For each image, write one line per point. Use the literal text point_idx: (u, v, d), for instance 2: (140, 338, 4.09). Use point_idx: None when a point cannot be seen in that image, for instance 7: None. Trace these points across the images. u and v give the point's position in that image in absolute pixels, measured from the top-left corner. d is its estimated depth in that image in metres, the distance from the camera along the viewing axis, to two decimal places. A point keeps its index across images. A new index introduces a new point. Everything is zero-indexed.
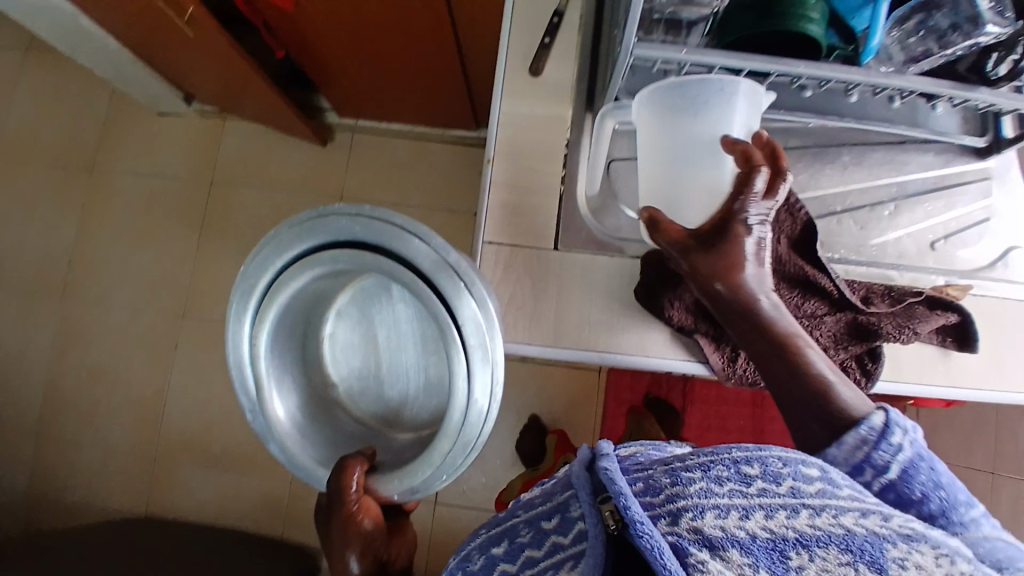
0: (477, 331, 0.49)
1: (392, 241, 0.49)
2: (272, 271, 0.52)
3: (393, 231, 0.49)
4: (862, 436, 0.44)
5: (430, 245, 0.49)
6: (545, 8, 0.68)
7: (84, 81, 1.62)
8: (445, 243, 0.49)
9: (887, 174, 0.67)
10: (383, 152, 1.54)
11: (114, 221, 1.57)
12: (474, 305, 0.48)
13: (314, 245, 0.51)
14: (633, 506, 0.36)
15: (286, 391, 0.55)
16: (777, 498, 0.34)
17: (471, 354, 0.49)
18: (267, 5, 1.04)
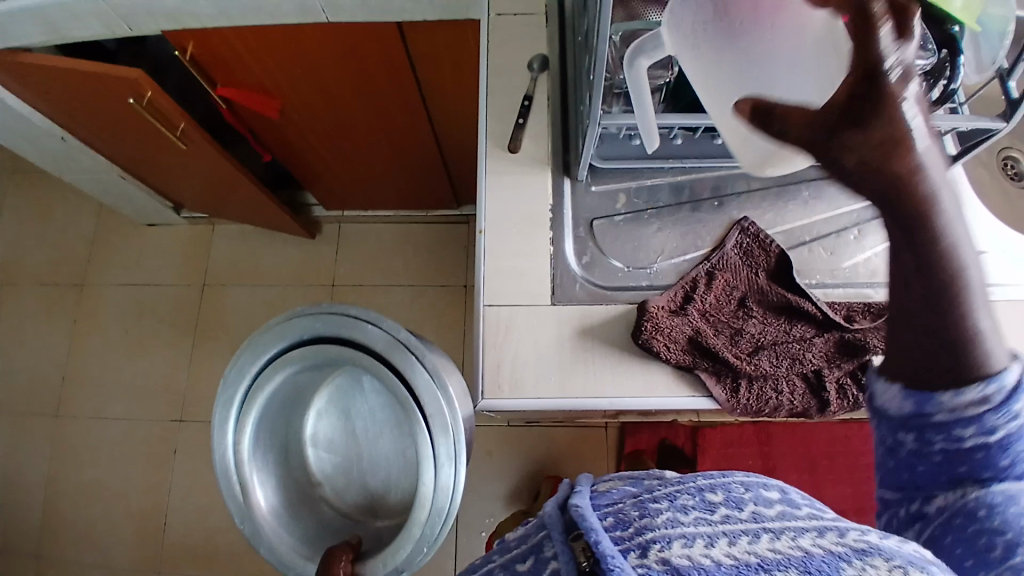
0: (434, 400, 0.55)
1: (350, 331, 0.57)
2: (249, 377, 0.57)
3: (350, 321, 0.57)
4: (985, 393, 0.36)
5: (382, 327, 0.57)
6: (516, 93, 0.75)
7: (76, 202, 1.69)
8: (394, 324, 0.57)
9: (847, 203, 0.71)
10: (370, 239, 1.60)
11: (106, 334, 1.59)
12: (427, 373, 0.55)
13: (285, 346, 0.57)
14: (604, 540, 0.38)
15: (272, 490, 0.58)
16: (740, 523, 0.36)
17: (431, 422, 0.55)
18: (253, 116, 1.12)
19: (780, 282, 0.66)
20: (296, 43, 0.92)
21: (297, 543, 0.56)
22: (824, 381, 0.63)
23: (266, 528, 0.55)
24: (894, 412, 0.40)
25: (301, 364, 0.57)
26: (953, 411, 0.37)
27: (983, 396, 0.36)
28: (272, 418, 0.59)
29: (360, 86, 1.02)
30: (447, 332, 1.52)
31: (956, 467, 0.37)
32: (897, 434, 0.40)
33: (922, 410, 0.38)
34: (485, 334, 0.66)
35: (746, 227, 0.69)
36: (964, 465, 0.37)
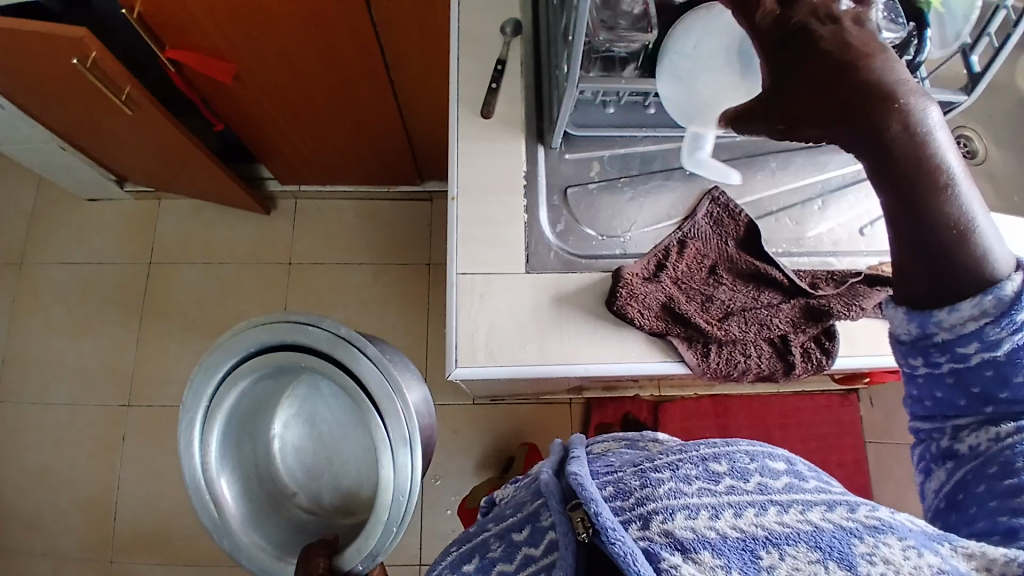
0: (383, 389, 0.56)
1: (293, 335, 0.57)
2: (206, 398, 0.58)
3: (288, 326, 0.58)
4: (981, 309, 0.38)
5: (324, 327, 0.57)
6: (489, 57, 0.73)
7: (6, 174, 1.57)
8: (334, 321, 0.58)
9: (811, 174, 0.73)
10: (330, 215, 1.54)
11: (46, 316, 1.49)
12: (371, 363, 0.56)
13: (235, 362, 0.58)
14: (604, 511, 0.40)
15: (242, 498, 0.59)
16: (745, 495, 0.39)
17: (383, 409, 0.56)
18: (204, 81, 1.05)
19: (750, 250, 0.67)
20: (252, 5, 0.87)
21: (271, 547, 0.57)
22: (790, 345, 0.65)
23: (244, 540, 0.57)
24: (904, 336, 0.43)
25: (261, 374, 0.59)
26: (953, 329, 0.39)
27: (978, 311, 0.38)
28: (236, 434, 0.60)
29: (320, 49, 0.97)
30: (411, 311, 1.49)
31: (969, 388, 0.40)
32: (909, 358, 0.42)
33: (924, 332, 0.40)
34: (458, 301, 0.65)
35: (717, 196, 0.69)
36: (990, 404, 0.39)
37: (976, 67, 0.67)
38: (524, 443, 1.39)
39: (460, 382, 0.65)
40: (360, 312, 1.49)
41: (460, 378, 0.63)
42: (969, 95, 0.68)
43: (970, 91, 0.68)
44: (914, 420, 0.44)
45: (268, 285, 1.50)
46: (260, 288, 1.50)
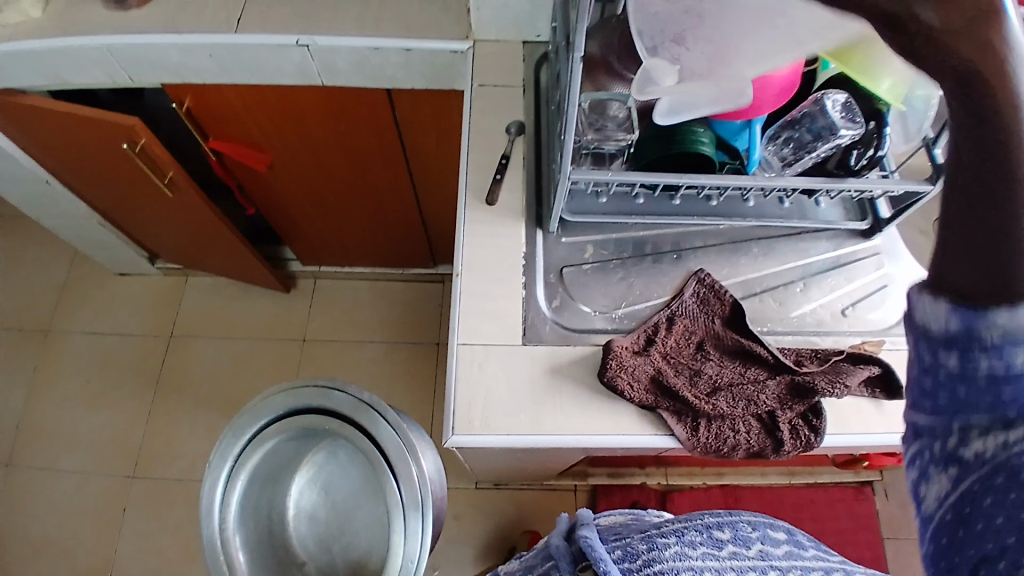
0: (400, 452, 0.58)
1: (319, 399, 0.60)
2: (232, 459, 0.59)
3: (315, 390, 0.60)
4: None
5: (347, 392, 0.60)
6: (494, 152, 0.81)
7: (50, 250, 1.69)
8: (357, 387, 0.61)
9: (793, 259, 0.78)
10: (346, 294, 1.62)
11: (66, 385, 1.54)
12: (390, 428, 0.59)
13: (263, 424, 0.60)
14: (612, 569, 0.46)
15: (255, 563, 0.58)
16: (748, 560, 0.47)
17: (396, 472, 0.57)
18: (239, 168, 1.16)
19: (736, 328, 0.71)
20: (285, 102, 0.99)
21: None
22: (778, 421, 0.66)
23: None
24: (932, 329, 0.29)
25: (288, 435, 0.60)
26: (1018, 327, 0.26)
27: None
28: (255, 497, 0.60)
29: (342, 143, 1.08)
30: (419, 389, 1.51)
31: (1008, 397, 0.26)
32: (936, 350, 0.29)
33: (967, 329, 0.27)
34: (458, 372, 0.69)
35: (703, 277, 0.74)
36: None
37: (940, 159, 0.67)
38: (527, 530, 1.35)
39: (456, 450, 0.67)
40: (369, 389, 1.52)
41: (456, 445, 0.66)
42: (934, 185, 0.67)
43: (935, 181, 0.67)
44: (911, 412, 0.31)
45: (281, 361, 1.55)
46: (273, 363, 1.55)
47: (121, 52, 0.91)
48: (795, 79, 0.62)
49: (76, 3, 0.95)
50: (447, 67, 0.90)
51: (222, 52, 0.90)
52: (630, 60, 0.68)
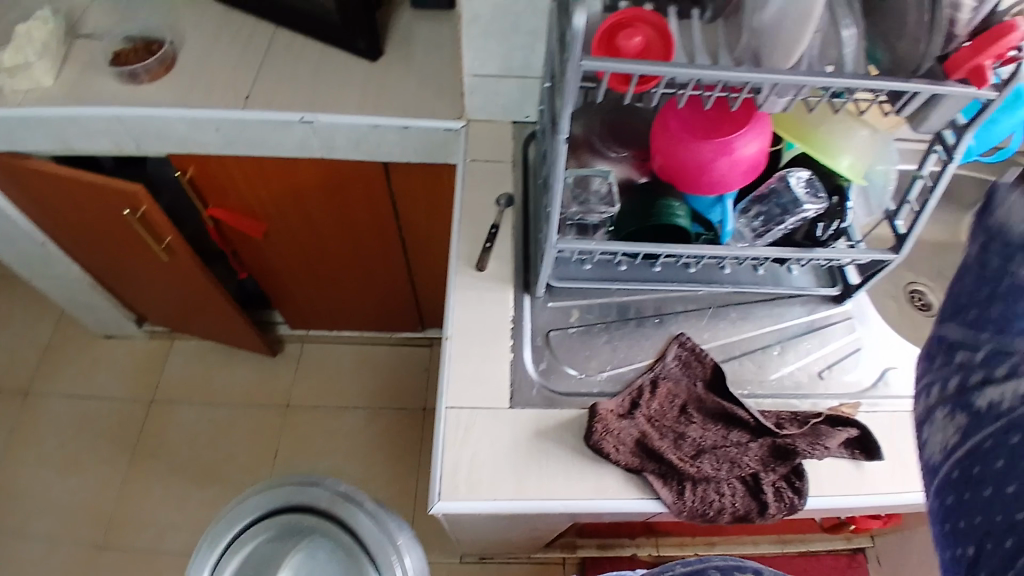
0: (376, 538, 0.69)
1: (300, 496, 0.71)
2: (220, 558, 0.67)
3: (294, 490, 0.71)
4: None
5: (326, 487, 0.72)
6: (484, 222, 0.85)
7: (37, 310, 1.69)
8: (335, 483, 0.72)
9: (769, 324, 0.81)
10: (333, 360, 1.62)
11: (40, 449, 1.50)
12: (367, 516, 0.70)
13: (248, 523, 0.69)
14: None
15: None
16: None
17: (373, 554, 0.68)
18: (237, 235, 1.20)
19: (718, 392, 0.73)
20: (286, 174, 1.05)
21: None
22: (761, 483, 0.67)
23: None
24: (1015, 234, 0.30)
25: (269, 533, 0.69)
26: None
27: None
28: None
29: (338, 211, 1.12)
30: (403, 457, 1.49)
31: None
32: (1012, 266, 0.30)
33: None
34: (445, 435, 0.70)
35: (684, 340, 0.77)
36: None
37: (902, 230, 0.71)
38: None
39: (441, 517, 0.67)
40: (352, 457, 1.49)
41: (442, 513, 0.66)
42: (897, 254, 0.72)
43: (898, 251, 0.71)
44: (947, 322, 0.33)
45: (264, 427, 1.53)
46: (255, 429, 1.53)
47: (130, 123, 0.96)
48: (763, 157, 0.67)
49: (91, 75, 1.00)
50: (441, 143, 0.96)
51: (228, 126, 0.96)
52: (611, 139, 0.76)
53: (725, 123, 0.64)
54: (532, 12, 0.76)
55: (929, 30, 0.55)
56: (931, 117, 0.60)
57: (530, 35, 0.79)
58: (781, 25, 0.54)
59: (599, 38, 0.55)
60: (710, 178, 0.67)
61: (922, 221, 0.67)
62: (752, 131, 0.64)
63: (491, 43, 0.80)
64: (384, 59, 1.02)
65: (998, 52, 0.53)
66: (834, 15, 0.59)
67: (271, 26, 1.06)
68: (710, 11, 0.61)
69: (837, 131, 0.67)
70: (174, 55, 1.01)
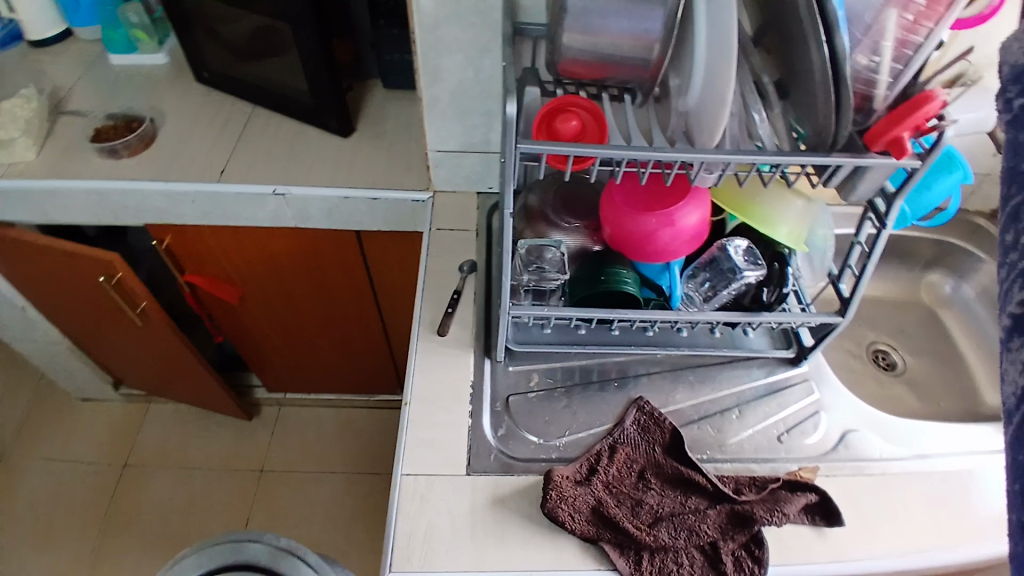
0: None
1: (237, 553, 0.63)
2: None
3: (230, 545, 0.64)
4: None
5: (265, 542, 0.64)
6: (448, 288, 0.87)
7: (14, 375, 1.67)
8: (274, 535, 0.65)
9: (728, 387, 0.82)
10: (310, 424, 1.60)
11: (3, 520, 1.45)
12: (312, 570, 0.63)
13: None
14: None
15: None
16: None
17: None
18: (214, 300, 1.22)
19: (676, 456, 0.73)
20: (262, 241, 1.07)
21: None
22: (720, 552, 0.66)
23: None
24: None
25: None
26: None
27: None
28: None
29: (314, 275, 1.14)
30: (378, 523, 1.45)
31: None
32: None
33: None
34: (400, 504, 0.69)
35: (642, 404, 0.77)
36: None
37: (845, 293, 0.74)
38: None
39: None
40: (326, 526, 1.44)
41: None
42: (842, 318, 0.73)
43: (843, 314, 0.73)
44: None
45: (237, 494, 1.49)
46: (227, 497, 1.48)
47: (110, 195, 0.99)
48: (704, 227, 0.70)
49: (74, 150, 1.04)
50: (410, 213, 1.00)
51: (204, 198, 0.99)
52: (562, 210, 0.79)
53: (664, 197, 0.69)
54: (486, 95, 0.82)
55: (837, 109, 0.57)
56: (860, 187, 0.62)
57: (487, 115, 0.84)
58: (703, 109, 0.60)
59: (539, 124, 0.61)
60: (655, 247, 0.70)
61: (863, 285, 0.69)
62: (690, 203, 0.68)
63: (452, 121, 0.85)
64: (356, 135, 1.07)
65: (914, 124, 0.55)
66: (744, 101, 0.66)
67: (251, 105, 1.12)
68: (640, 96, 0.71)
69: (773, 202, 0.70)
70: (155, 132, 1.06)
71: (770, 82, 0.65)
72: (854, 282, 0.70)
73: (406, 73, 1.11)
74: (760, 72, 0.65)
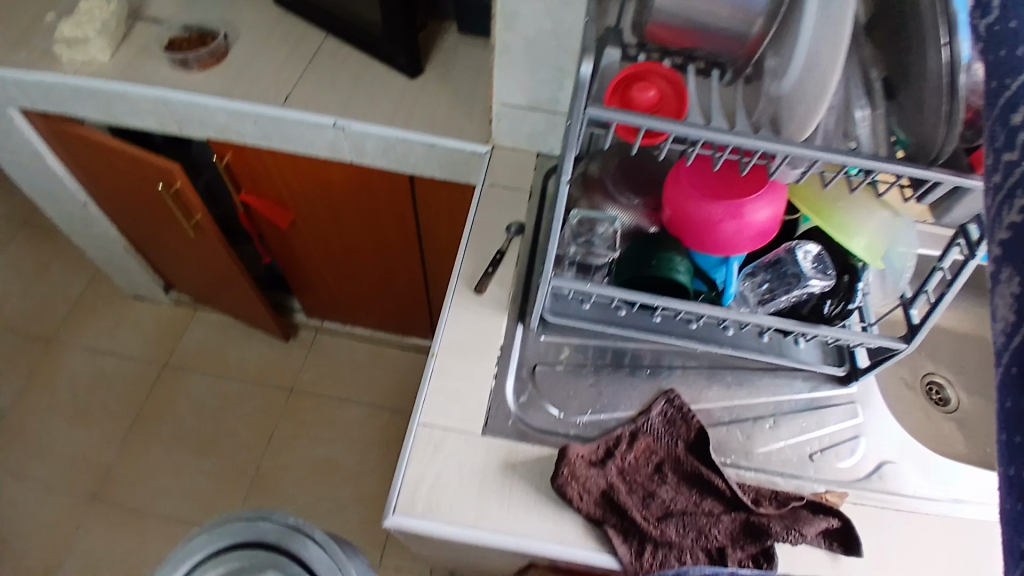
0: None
1: (239, 532, 0.57)
2: None
3: (239, 524, 0.57)
4: None
5: (270, 521, 0.57)
6: (492, 246, 0.85)
7: (76, 262, 1.77)
8: (280, 512, 0.58)
9: (766, 394, 0.78)
10: (342, 353, 1.64)
11: (52, 395, 1.56)
12: (319, 548, 0.57)
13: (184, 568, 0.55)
14: None
15: None
16: None
17: None
18: (266, 222, 1.25)
19: (698, 455, 0.71)
20: (318, 171, 1.07)
21: None
22: (727, 559, 0.64)
23: None
24: None
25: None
26: None
27: None
28: None
29: (364, 211, 1.14)
30: (391, 460, 1.49)
31: None
32: None
33: None
34: (413, 451, 0.69)
35: (672, 397, 0.74)
36: None
37: (914, 320, 0.68)
38: None
39: (393, 531, 0.66)
40: (342, 454, 1.50)
41: (394, 526, 0.65)
42: (907, 344, 0.68)
43: (909, 341, 0.67)
44: None
45: (266, 407, 1.55)
46: (257, 409, 1.55)
47: (175, 106, 1.01)
48: (774, 225, 0.65)
49: (147, 57, 1.05)
50: (465, 164, 0.97)
51: (265, 121, 0.99)
52: (623, 185, 0.75)
53: (737, 187, 0.64)
54: (562, 51, 0.77)
55: (947, 119, 0.51)
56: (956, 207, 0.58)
57: (559, 71, 0.80)
58: (798, 98, 0.56)
59: (613, 88, 0.58)
60: (717, 239, 0.66)
61: (937, 314, 0.63)
62: (764, 197, 0.63)
63: (522, 74, 0.81)
64: (422, 76, 1.04)
65: None
66: (847, 96, 0.59)
67: (322, 32, 1.10)
68: (729, 74, 0.64)
69: (855, 208, 0.65)
70: (226, 49, 1.06)
71: (879, 78, 0.59)
72: (927, 308, 0.64)
73: (483, 16, 1.06)
74: (869, 65, 0.60)
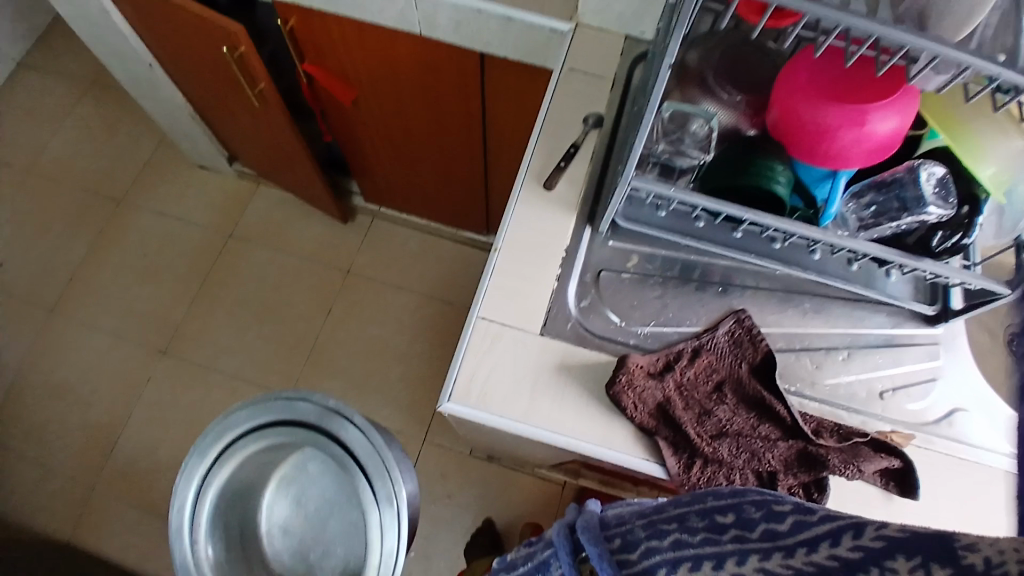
0: (365, 447, 0.79)
1: (287, 410, 0.81)
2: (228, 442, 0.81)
3: (284, 403, 0.81)
4: None
5: (312, 403, 0.81)
6: (565, 140, 0.79)
7: (142, 125, 1.78)
8: (322, 396, 0.82)
9: (843, 325, 0.73)
10: (396, 240, 1.64)
11: (123, 254, 1.65)
12: (354, 429, 0.80)
13: (248, 427, 0.81)
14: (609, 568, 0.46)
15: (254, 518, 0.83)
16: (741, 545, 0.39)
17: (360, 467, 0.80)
18: (328, 98, 1.20)
19: (762, 379, 0.68)
20: (385, 44, 1.00)
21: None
22: (777, 483, 0.63)
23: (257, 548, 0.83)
24: None
25: (272, 438, 0.81)
26: None
27: None
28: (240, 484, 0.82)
29: (430, 93, 1.08)
30: (437, 348, 1.54)
31: None
32: None
33: None
34: (471, 343, 0.69)
35: (742, 317, 0.70)
36: None
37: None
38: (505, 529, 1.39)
39: (447, 415, 0.68)
40: (392, 338, 1.55)
41: (449, 412, 0.67)
42: (1012, 291, 0.60)
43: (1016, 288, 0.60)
44: None
45: (322, 285, 1.60)
46: (313, 286, 1.60)
47: None
48: (896, 140, 0.57)
49: None
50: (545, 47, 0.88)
51: None
52: (725, 77, 0.66)
53: (864, 89, 0.55)
54: None
55: None
56: None
57: None
58: None
59: None
60: (828, 150, 0.58)
61: None
62: (893, 105, 0.54)
63: None
64: None
65: None
66: None
67: None
68: None
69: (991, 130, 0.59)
70: None
71: None
72: None
73: None
74: None
